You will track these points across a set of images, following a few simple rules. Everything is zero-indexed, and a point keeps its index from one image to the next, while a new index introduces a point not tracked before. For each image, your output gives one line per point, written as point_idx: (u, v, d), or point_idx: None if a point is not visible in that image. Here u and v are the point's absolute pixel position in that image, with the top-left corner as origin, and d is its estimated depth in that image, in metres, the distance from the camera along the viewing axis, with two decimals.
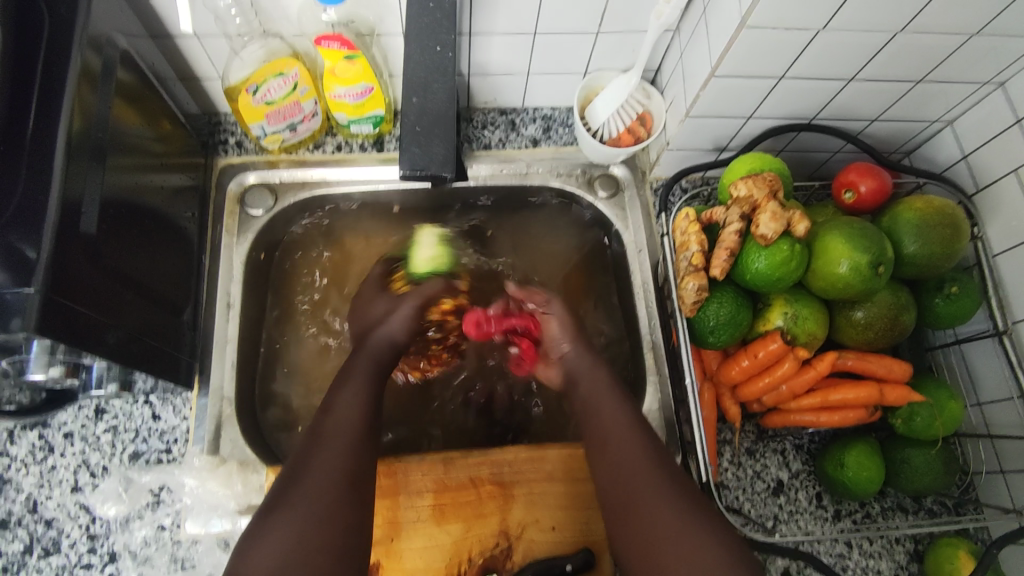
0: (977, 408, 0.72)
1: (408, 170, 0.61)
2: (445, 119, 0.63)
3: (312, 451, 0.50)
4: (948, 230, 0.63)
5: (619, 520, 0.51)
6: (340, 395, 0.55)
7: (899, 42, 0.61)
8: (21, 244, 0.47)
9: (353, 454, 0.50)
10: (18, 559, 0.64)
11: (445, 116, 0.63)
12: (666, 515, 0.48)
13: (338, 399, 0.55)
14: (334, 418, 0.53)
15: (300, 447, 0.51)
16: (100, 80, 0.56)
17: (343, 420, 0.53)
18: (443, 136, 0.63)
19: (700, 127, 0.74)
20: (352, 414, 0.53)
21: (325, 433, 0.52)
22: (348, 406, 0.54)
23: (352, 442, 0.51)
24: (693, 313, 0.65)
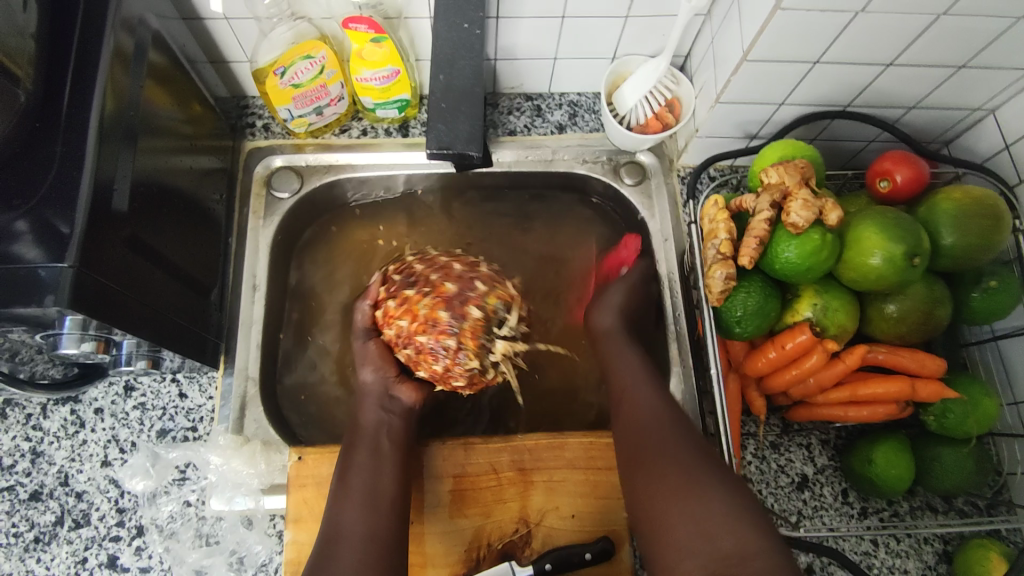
0: (1013, 406, 0.70)
1: (434, 149, 0.60)
2: (471, 97, 0.62)
3: (329, 557, 0.53)
4: (988, 221, 0.61)
5: (630, 458, 0.58)
6: (343, 497, 0.58)
7: (941, 24, 0.58)
8: (56, 220, 0.48)
9: (370, 557, 0.54)
10: (50, 529, 0.66)
11: (472, 93, 0.62)
12: (677, 470, 0.54)
13: (341, 502, 0.57)
14: (344, 518, 0.56)
15: (317, 553, 0.54)
16: (133, 59, 0.57)
17: (355, 521, 0.56)
18: (470, 114, 0.62)
19: (730, 113, 0.73)
20: (361, 517, 0.56)
21: (343, 536, 0.55)
22: (353, 509, 0.57)
23: (369, 542, 0.55)
24: (719, 303, 0.64)
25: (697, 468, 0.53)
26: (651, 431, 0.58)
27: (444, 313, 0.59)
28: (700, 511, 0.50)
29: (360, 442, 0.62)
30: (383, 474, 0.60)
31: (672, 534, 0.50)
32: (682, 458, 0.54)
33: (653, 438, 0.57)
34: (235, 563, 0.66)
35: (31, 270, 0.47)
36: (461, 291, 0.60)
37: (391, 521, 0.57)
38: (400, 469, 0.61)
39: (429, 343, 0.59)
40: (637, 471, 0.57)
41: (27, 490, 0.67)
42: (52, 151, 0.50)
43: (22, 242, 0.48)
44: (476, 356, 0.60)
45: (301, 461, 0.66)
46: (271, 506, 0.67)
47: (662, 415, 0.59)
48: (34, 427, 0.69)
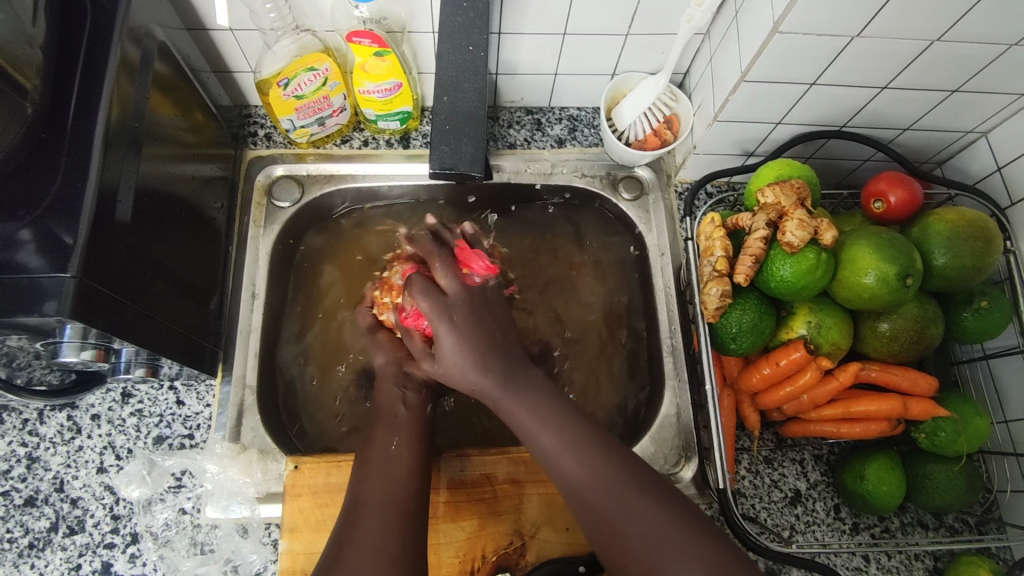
0: (1003, 424, 0.71)
1: (437, 168, 0.61)
2: (475, 120, 0.63)
3: (354, 523, 0.49)
4: (980, 243, 0.62)
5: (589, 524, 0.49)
6: (365, 463, 0.55)
7: (935, 50, 0.60)
8: (60, 230, 0.49)
9: (395, 524, 0.50)
10: (44, 535, 0.66)
11: (476, 116, 0.63)
12: (633, 510, 0.47)
13: (362, 467, 0.55)
14: (365, 488, 0.52)
15: (341, 522, 0.50)
16: (138, 69, 0.58)
17: (376, 489, 0.52)
18: (473, 137, 0.62)
19: (728, 131, 0.74)
20: (382, 479, 0.53)
21: (365, 504, 0.51)
22: (374, 473, 0.54)
23: (393, 507, 0.51)
24: (715, 319, 0.64)
25: (639, 499, 0.48)
26: (598, 505, 0.48)
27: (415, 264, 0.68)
28: (653, 528, 0.46)
29: (376, 423, 0.61)
30: (403, 445, 0.57)
31: (648, 566, 0.45)
32: (642, 528, 0.46)
33: (600, 504, 0.48)
34: (230, 571, 0.66)
35: (34, 279, 0.48)
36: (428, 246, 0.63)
37: (415, 485, 0.54)
38: (418, 443, 0.59)
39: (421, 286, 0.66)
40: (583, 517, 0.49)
41: (22, 496, 0.67)
42: (57, 161, 0.50)
43: (24, 251, 0.48)
44: None
45: (297, 470, 0.66)
46: (267, 514, 0.68)
47: (574, 454, 0.51)
48: (31, 432, 0.69)
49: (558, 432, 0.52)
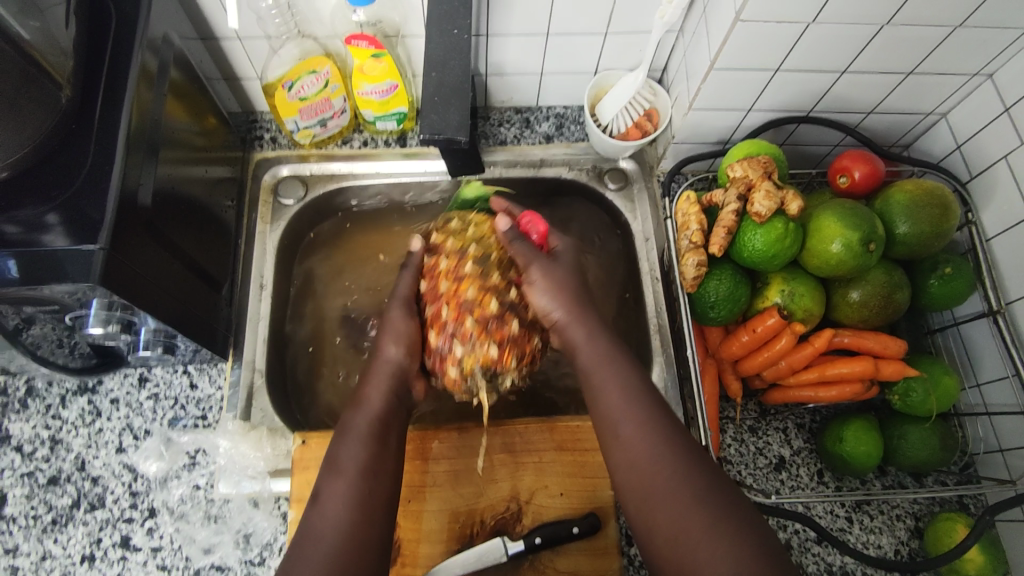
0: (976, 388, 0.74)
1: (427, 133, 0.62)
2: (461, 91, 0.64)
3: (305, 554, 0.51)
4: (937, 211, 0.67)
5: (639, 496, 0.51)
6: (333, 482, 0.55)
7: (886, 34, 0.65)
8: (89, 210, 0.54)
9: (348, 563, 0.51)
10: (66, 512, 0.69)
11: (463, 89, 0.64)
12: (693, 503, 0.48)
13: (329, 486, 0.55)
14: (327, 514, 0.53)
15: (292, 548, 0.52)
16: (156, 75, 0.63)
17: (340, 515, 0.53)
18: (460, 106, 0.64)
19: (703, 120, 0.79)
20: (346, 513, 0.53)
21: (323, 533, 0.52)
22: (337, 499, 0.54)
23: (348, 549, 0.51)
24: (693, 289, 0.69)
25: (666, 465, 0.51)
26: (652, 470, 0.51)
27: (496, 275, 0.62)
28: (702, 510, 0.48)
29: (357, 430, 0.58)
30: (379, 473, 0.56)
31: (691, 563, 0.46)
32: (707, 519, 0.47)
33: (656, 475, 0.50)
34: (242, 542, 0.69)
35: (62, 254, 0.52)
36: (497, 324, 0.60)
37: (378, 523, 0.54)
38: (391, 468, 0.57)
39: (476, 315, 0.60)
40: (622, 459, 0.53)
41: (45, 475, 0.71)
42: (86, 152, 0.56)
43: (55, 232, 0.53)
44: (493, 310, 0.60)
45: (304, 444, 0.70)
46: (277, 488, 0.71)
47: (653, 415, 0.54)
48: (54, 416, 0.74)
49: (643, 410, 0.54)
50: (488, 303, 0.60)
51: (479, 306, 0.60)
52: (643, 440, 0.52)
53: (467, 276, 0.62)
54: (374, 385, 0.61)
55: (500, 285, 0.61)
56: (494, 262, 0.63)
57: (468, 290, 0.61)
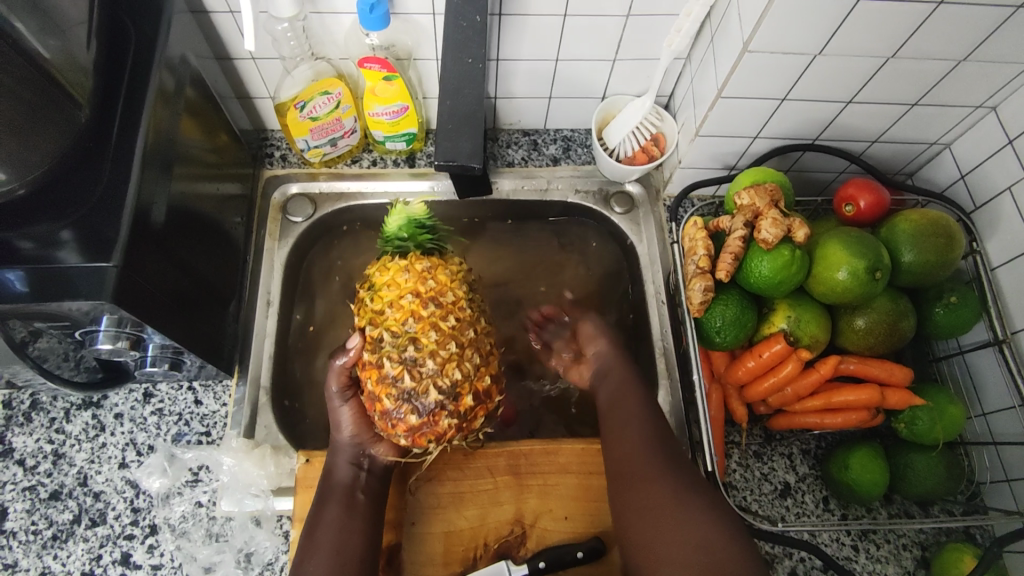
0: (982, 417, 0.74)
1: (441, 162, 0.61)
2: (475, 120, 0.62)
3: None
4: (942, 240, 0.67)
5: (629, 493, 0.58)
6: (309, 546, 0.58)
7: (892, 66, 0.66)
8: (103, 226, 0.55)
9: None
10: (67, 527, 0.69)
11: (475, 116, 0.63)
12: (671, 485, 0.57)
13: (308, 552, 0.57)
14: (307, 571, 0.56)
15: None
16: (173, 95, 0.64)
17: (317, 571, 0.56)
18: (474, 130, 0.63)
19: (709, 146, 0.79)
20: (322, 569, 0.56)
21: None
22: (315, 559, 0.57)
23: None
24: (700, 314, 0.69)
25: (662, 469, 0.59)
26: (647, 468, 0.59)
27: (389, 363, 0.58)
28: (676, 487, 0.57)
29: (332, 498, 0.62)
30: (350, 530, 0.60)
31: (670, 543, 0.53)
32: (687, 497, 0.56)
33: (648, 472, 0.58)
34: (243, 560, 0.69)
35: (79, 269, 0.53)
36: (397, 419, 0.58)
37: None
38: (366, 529, 0.60)
39: (389, 409, 0.58)
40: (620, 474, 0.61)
41: (47, 490, 0.71)
42: (102, 170, 0.57)
43: (68, 248, 0.53)
44: (401, 402, 0.58)
45: (308, 463, 0.70)
46: (280, 507, 0.71)
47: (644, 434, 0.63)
48: (57, 430, 0.73)
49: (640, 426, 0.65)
50: (384, 398, 0.58)
51: (380, 401, 0.58)
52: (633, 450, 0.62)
53: (367, 367, 0.59)
54: (339, 458, 0.64)
55: (394, 373, 0.58)
56: (388, 343, 0.58)
57: (368, 383, 0.59)
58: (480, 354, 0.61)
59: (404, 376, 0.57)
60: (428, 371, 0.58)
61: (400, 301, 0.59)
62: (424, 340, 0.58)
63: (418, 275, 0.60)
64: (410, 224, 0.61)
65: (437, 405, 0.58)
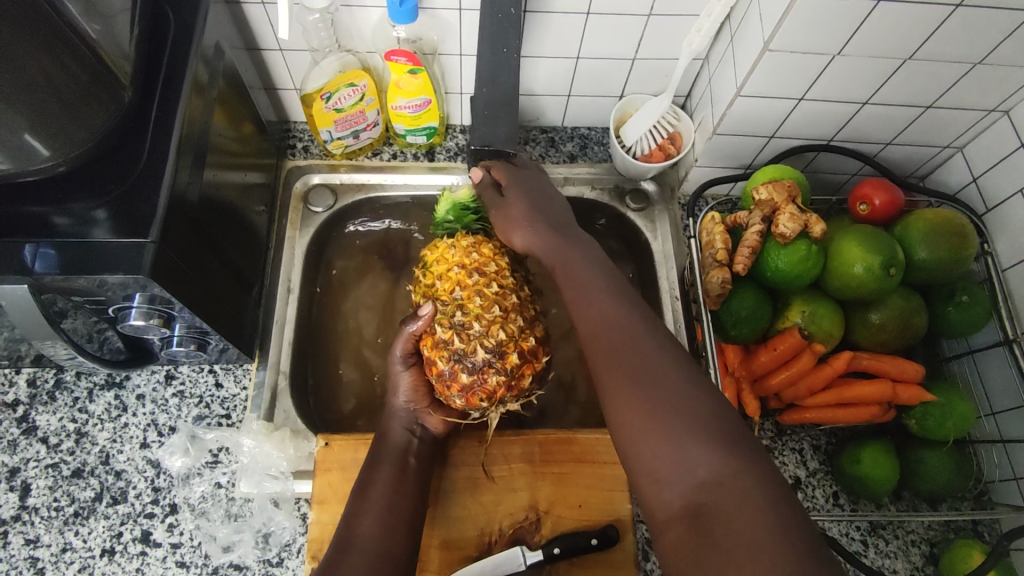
0: (991, 416, 0.75)
1: (477, 145, 0.66)
2: (511, 106, 0.66)
3: (342, 561, 0.54)
4: (956, 238, 0.68)
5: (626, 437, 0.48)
6: (361, 504, 0.59)
7: (909, 68, 0.67)
8: (141, 204, 0.56)
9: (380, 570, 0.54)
10: (89, 505, 0.70)
11: (512, 102, 0.66)
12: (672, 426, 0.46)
13: (360, 508, 0.59)
14: (358, 528, 0.57)
15: (330, 557, 0.55)
16: (207, 85, 0.66)
17: (369, 529, 0.57)
18: (509, 120, 0.66)
19: (726, 144, 0.81)
20: (376, 524, 0.58)
21: (353, 542, 0.56)
22: (369, 516, 0.58)
23: (380, 557, 0.55)
24: (716, 307, 0.71)
25: (685, 426, 0.46)
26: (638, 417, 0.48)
27: (439, 325, 0.64)
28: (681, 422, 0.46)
29: (385, 460, 0.64)
30: (402, 491, 0.61)
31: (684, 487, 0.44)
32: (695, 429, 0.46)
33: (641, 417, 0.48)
34: (262, 541, 0.70)
35: (118, 245, 0.54)
36: (450, 380, 0.62)
37: (406, 540, 0.58)
38: (413, 495, 0.62)
39: (443, 370, 0.62)
40: (630, 434, 0.48)
41: (69, 467, 0.72)
42: (141, 152, 0.59)
43: (105, 225, 0.55)
44: (453, 361, 0.62)
45: (327, 446, 0.71)
46: (299, 489, 0.72)
47: (662, 378, 0.49)
48: (80, 409, 0.75)
49: (657, 365, 0.50)
50: (438, 360, 0.63)
51: (435, 363, 0.63)
52: (646, 400, 0.48)
53: (424, 331, 0.65)
54: (395, 421, 0.67)
55: (445, 335, 0.63)
56: (448, 304, 0.64)
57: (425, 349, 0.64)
58: (525, 317, 0.65)
59: (455, 335, 0.63)
60: (475, 333, 0.62)
61: (451, 271, 0.65)
62: (477, 305, 0.63)
63: (464, 248, 0.66)
64: (454, 207, 0.68)
65: (489, 357, 0.62)
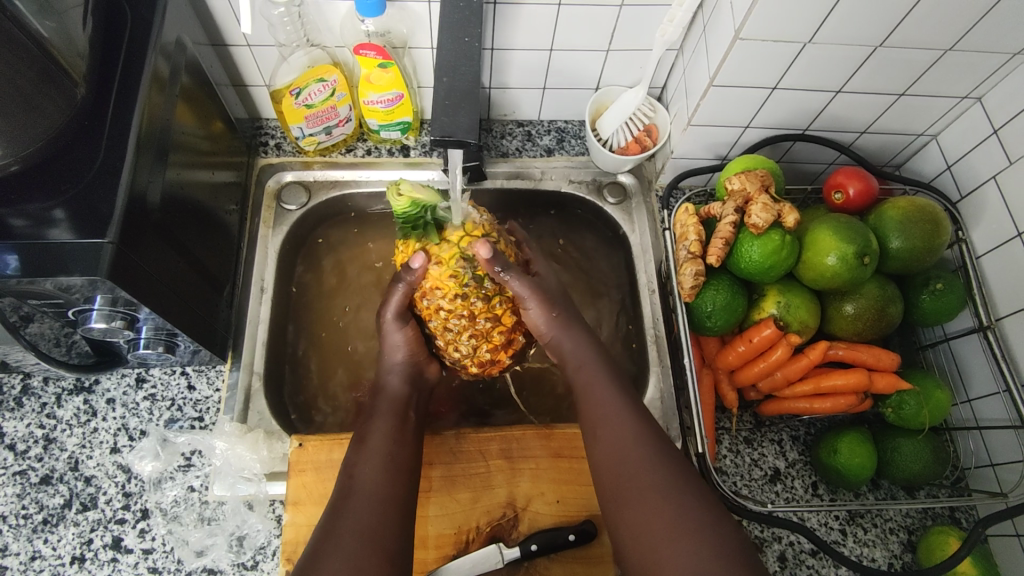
0: (967, 403, 0.75)
1: (437, 136, 0.59)
2: (471, 96, 0.62)
3: (343, 509, 0.54)
4: (929, 226, 0.68)
5: (614, 491, 0.55)
6: (361, 452, 0.59)
7: (880, 55, 0.67)
8: (99, 204, 0.55)
9: (384, 511, 0.54)
10: (58, 512, 0.69)
11: (471, 93, 0.62)
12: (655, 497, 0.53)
13: (358, 456, 0.59)
14: (358, 473, 0.57)
15: (331, 505, 0.55)
16: (168, 81, 0.64)
17: (369, 474, 0.57)
18: (471, 110, 0.62)
19: (703, 135, 0.80)
20: (377, 468, 0.57)
21: (354, 489, 0.56)
22: (368, 461, 0.58)
23: (383, 499, 0.55)
24: (691, 299, 0.70)
25: (665, 498, 0.52)
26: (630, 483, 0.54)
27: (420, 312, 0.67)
28: (665, 496, 0.52)
29: (383, 410, 0.64)
30: (402, 439, 0.62)
31: (656, 553, 0.50)
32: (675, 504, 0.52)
33: (632, 479, 0.54)
34: (236, 544, 0.69)
35: (73, 246, 0.53)
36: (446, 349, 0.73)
37: (408, 484, 0.58)
38: (413, 442, 0.62)
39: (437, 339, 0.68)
40: (624, 500, 0.54)
41: (38, 474, 0.70)
42: (97, 150, 0.57)
43: (61, 226, 0.53)
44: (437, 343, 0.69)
45: (301, 447, 0.70)
46: (273, 491, 0.71)
47: (656, 458, 0.55)
48: (48, 415, 0.73)
49: (649, 445, 0.56)
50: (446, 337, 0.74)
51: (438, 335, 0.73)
52: (641, 472, 0.55)
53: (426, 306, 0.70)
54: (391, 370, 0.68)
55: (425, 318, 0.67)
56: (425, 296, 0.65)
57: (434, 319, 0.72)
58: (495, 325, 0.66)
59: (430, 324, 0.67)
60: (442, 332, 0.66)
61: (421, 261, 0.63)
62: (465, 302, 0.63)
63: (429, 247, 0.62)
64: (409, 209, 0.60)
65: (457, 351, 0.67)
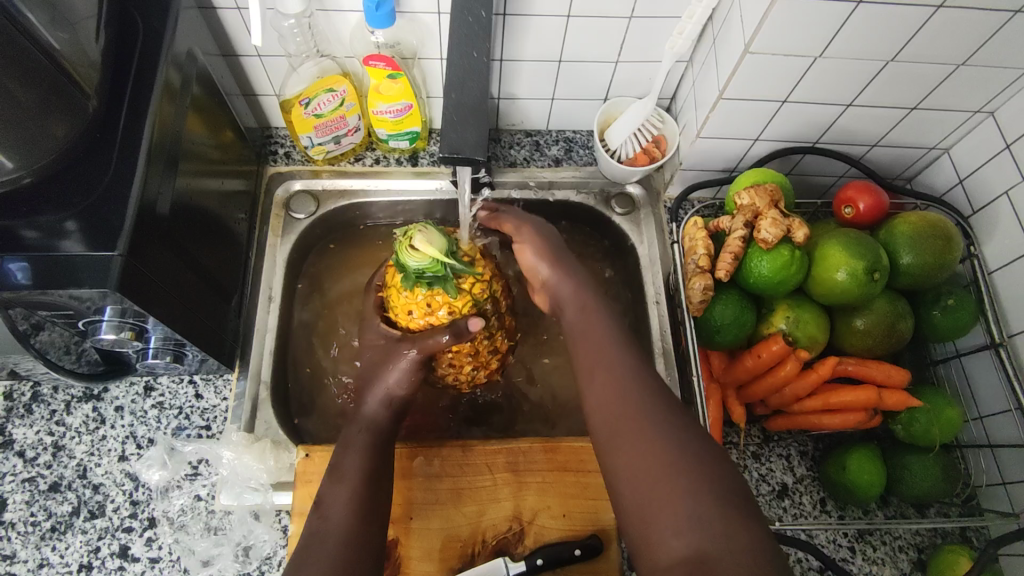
0: (978, 420, 0.75)
1: (445, 153, 0.59)
2: (479, 111, 0.62)
3: (312, 551, 0.52)
4: (940, 242, 0.68)
5: (610, 436, 0.50)
6: (335, 489, 0.57)
7: (891, 69, 0.66)
8: (109, 216, 0.55)
9: (352, 559, 0.52)
10: (66, 519, 0.69)
11: (479, 108, 0.62)
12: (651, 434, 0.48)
13: (332, 493, 0.57)
14: (330, 517, 0.55)
15: (301, 546, 0.53)
16: (179, 92, 0.65)
17: (341, 518, 0.55)
18: (478, 125, 0.61)
19: (712, 147, 0.80)
20: (349, 511, 0.55)
21: (325, 532, 0.53)
22: (340, 502, 0.56)
23: (350, 545, 0.53)
24: (699, 313, 0.70)
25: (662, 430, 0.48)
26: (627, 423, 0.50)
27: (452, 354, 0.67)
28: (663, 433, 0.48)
29: (362, 443, 0.62)
30: (379, 479, 0.59)
31: (653, 495, 0.45)
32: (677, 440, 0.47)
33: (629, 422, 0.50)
34: (242, 554, 0.69)
35: (84, 258, 0.53)
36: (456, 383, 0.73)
37: (377, 532, 0.56)
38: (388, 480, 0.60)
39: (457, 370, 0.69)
40: (620, 444, 0.49)
41: (46, 482, 0.71)
42: (108, 162, 0.57)
43: (72, 237, 0.54)
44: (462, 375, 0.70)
45: (308, 457, 0.70)
46: (280, 501, 0.71)
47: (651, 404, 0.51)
48: (58, 422, 0.74)
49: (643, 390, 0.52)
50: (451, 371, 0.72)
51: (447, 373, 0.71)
52: (635, 420, 0.50)
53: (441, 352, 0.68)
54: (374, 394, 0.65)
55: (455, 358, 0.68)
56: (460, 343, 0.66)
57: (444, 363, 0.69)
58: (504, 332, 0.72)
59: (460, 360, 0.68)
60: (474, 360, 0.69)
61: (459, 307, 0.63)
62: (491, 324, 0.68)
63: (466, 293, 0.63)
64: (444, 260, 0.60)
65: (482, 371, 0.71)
